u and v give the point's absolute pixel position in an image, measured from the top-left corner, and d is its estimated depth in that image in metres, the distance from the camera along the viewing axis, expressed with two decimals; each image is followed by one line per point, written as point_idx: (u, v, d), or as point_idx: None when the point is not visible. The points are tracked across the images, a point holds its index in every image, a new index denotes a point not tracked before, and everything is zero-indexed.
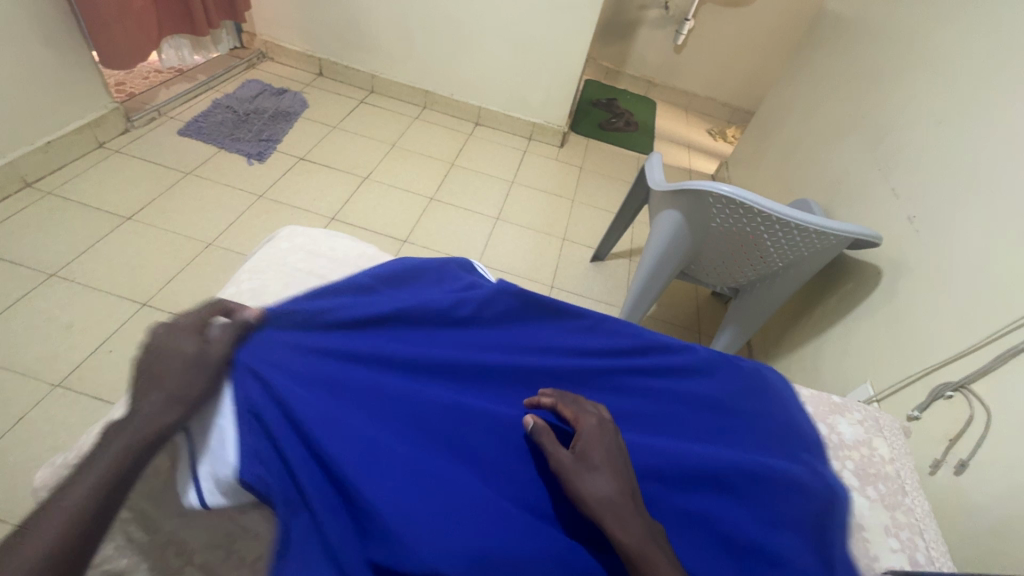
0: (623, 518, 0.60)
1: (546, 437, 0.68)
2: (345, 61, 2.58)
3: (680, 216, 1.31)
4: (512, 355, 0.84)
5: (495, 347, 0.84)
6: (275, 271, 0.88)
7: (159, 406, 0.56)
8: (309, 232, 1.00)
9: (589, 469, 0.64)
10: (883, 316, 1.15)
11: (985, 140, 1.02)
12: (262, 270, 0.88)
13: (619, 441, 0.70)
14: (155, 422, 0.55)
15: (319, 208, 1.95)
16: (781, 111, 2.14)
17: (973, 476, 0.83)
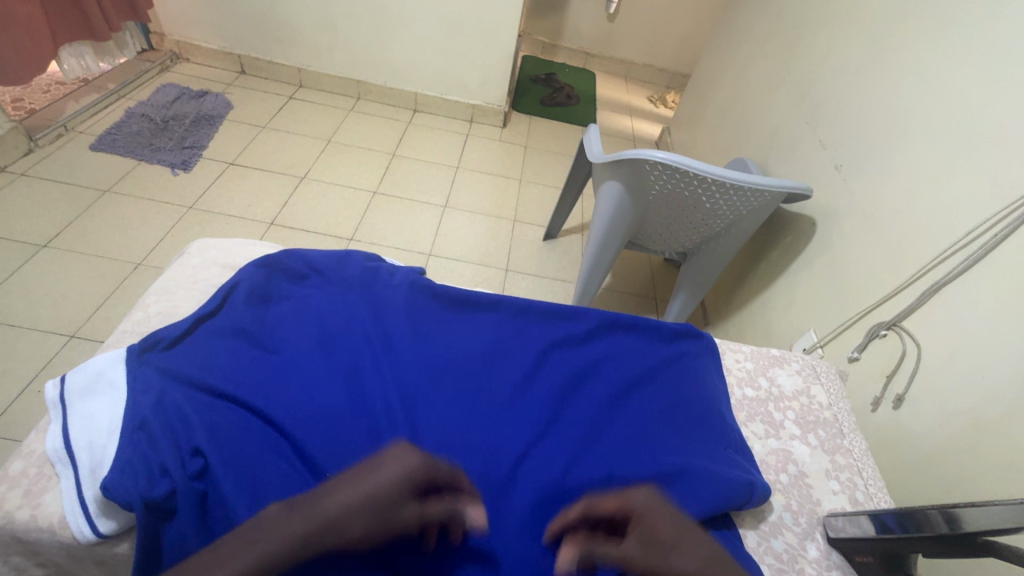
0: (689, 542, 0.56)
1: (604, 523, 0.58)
2: (267, 56, 2.44)
3: (621, 186, 1.31)
4: (414, 341, 0.77)
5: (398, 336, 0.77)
6: (185, 291, 0.82)
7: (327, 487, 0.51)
8: (222, 244, 0.92)
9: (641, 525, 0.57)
10: (821, 264, 1.19)
11: (899, 86, 1.06)
12: (172, 290, 0.82)
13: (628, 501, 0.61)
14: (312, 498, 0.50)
15: (256, 213, 1.86)
16: (714, 72, 2.16)
17: (909, 409, 0.87)
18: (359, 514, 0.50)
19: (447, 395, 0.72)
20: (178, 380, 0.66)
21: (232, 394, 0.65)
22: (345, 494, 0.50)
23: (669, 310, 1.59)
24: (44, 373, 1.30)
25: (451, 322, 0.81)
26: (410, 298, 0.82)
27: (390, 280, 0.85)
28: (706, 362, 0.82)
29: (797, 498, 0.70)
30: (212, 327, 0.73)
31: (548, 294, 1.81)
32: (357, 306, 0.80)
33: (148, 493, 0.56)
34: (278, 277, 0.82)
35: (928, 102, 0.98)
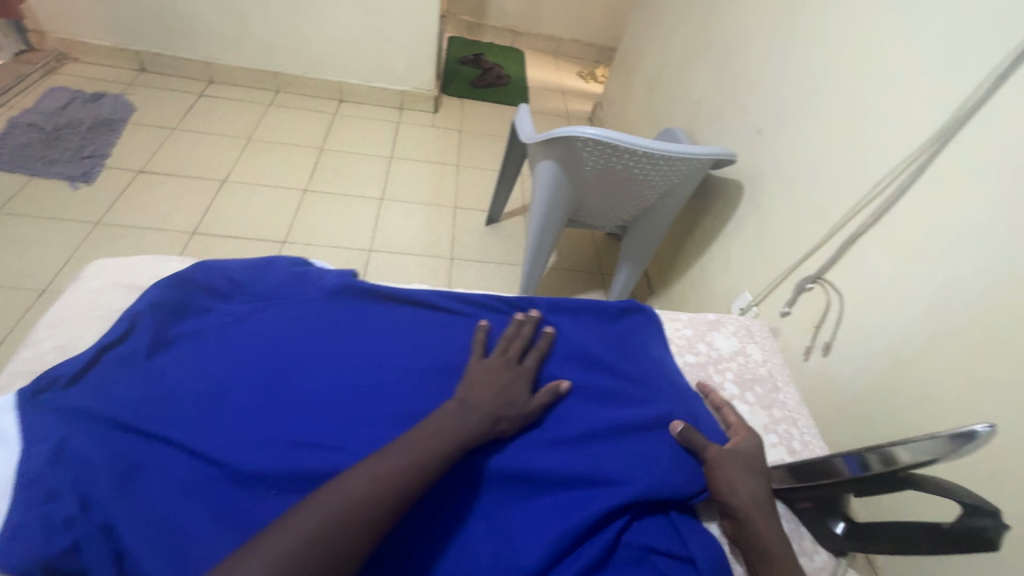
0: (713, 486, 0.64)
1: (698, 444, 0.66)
2: (169, 50, 2.25)
3: (555, 165, 1.30)
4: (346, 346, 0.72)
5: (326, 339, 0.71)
6: (83, 321, 0.74)
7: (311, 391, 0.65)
8: (122, 264, 0.84)
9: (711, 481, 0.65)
10: (751, 225, 1.24)
11: (810, 48, 1.10)
12: (66, 322, 0.74)
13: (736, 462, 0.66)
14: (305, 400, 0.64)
15: (174, 223, 1.73)
16: (639, 44, 2.18)
17: (837, 356, 0.93)
18: (489, 403, 0.64)
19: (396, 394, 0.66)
20: (79, 419, 0.58)
21: (151, 425, 0.58)
22: (478, 391, 0.65)
23: (614, 283, 1.61)
24: None
25: (384, 320, 0.75)
26: (346, 301, 0.76)
27: (320, 284, 0.79)
28: (653, 341, 0.83)
29: None
30: (120, 353, 0.65)
31: (495, 280, 1.79)
32: (288, 314, 0.73)
33: (48, 552, 0.49)
34: (195, 292, 0.74)
35: (836, 63, 1.02)
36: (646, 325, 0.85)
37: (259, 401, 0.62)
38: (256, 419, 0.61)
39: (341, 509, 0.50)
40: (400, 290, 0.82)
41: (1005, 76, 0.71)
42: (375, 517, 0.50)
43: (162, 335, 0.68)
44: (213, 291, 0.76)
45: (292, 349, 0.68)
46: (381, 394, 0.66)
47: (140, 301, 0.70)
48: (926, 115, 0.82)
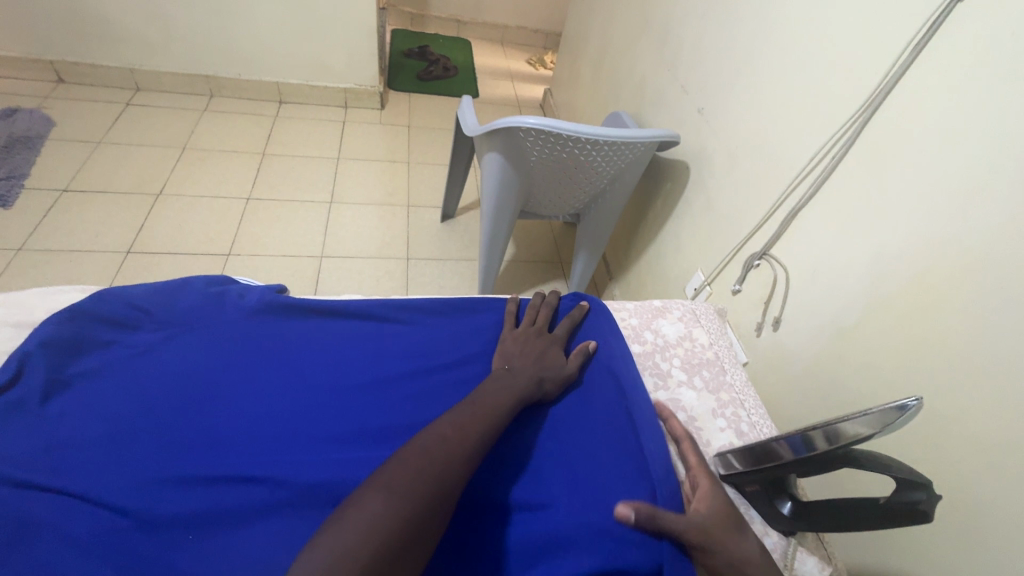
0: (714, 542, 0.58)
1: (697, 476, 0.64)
2: (88, 58, 2.10)
3: (500, 157, 1.27)
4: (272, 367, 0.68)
5: (250, 363, 0.67)
6: None
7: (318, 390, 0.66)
8: (11, 298, 0.74)
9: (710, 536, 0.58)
10: (699, 205, 1.24)
11: (742, 24, 1.10)
12: None
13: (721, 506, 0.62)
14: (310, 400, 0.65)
15: (107, 244, 1.62)
16: (582, 28, 2.16)
17: (786, 330, 0.94)
18: (531, 368, 0.70)
19: (326, 414, 0.64)
20: None
21: (48, 480, 0.54)
22: (518, 360, 0.71)
23: (573, 272, 1.60)
24: None
25: (313, 337, 0.72)
26: (269, 320, 0.73)
27: (241, 304, 0.75)
28: (603, 333, 0.81)
29: None
30: (7, 400, 0.58)
31: (454, 277, 1.76)
32: (206, 340, 0.69)
33: None
34: (95, 324, 0.68)
35: (768, 37, 1.02)
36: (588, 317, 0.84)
37: (174, 438, 0.59)
38: (171, 459, 0.57)
39: (386, 505, 0.48)
40: (329, 302, 0.79)
41: (924, 44, 0.72)
42: (422, 510, 0.50)
43: (56, 376, 0.62)
44: (116, 321, 0.70)
45: (210, 380, 0.65)
46: (313, 418, 0.63)
47: (28, 340, 0.63)
48: (853, 86, 0.82)
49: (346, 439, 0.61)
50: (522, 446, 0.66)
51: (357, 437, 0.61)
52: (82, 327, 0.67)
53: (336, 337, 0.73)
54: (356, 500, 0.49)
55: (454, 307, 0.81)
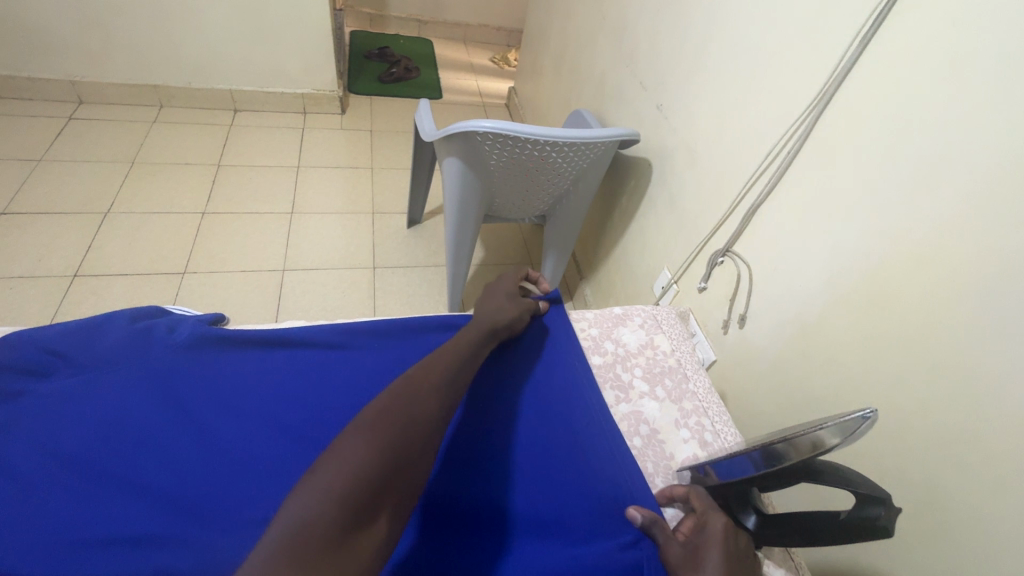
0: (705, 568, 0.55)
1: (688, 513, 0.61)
2: (24, 71, 1.99)
3: (459, 162, 1.24)
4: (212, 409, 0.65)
5: (186, 408, 0.64)
6: None
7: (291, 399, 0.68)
8: None
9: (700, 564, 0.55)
10: (663, 203, 1.23)
11: (696, 19, 1.09)
12: None
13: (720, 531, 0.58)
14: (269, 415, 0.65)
15: (51, 267, 1.54)
16: (543, 24, 2.13)
17: (752, 327, 0.93)
18: (488, 304, 0.78)
19: (268, 459, 0.63)
20: None
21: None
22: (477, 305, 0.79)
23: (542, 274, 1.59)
24: None
25: (255, 373, 0.70)
26: (205, 352, 0.69)
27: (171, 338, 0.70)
28: (560, 347, 0.80)
29: (651, 462, 0.70)
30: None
31: (423, 284, 1.72)
32: (135, 381, 0.65)
33: None
34: (4, 371, 0.62)
35: (721, 32, 1.01)
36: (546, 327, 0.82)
37: (109, 495, 0.57)
38: (107, 517, 0.55)
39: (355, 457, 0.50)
40: (271, 330, 0.74)
41: (873, 36, 0.71)
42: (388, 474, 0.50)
43: None
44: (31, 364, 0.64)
45: (145, 428, 0.62)
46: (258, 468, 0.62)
47: None
48: (806, 80, 0.82)
49: (290, 484, 0.61)
50: (479, 467, 0.65)
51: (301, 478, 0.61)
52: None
53: (280, 371, 0.71)
54: (314, 475, 0.48)
55: (407, 325, 0.77)
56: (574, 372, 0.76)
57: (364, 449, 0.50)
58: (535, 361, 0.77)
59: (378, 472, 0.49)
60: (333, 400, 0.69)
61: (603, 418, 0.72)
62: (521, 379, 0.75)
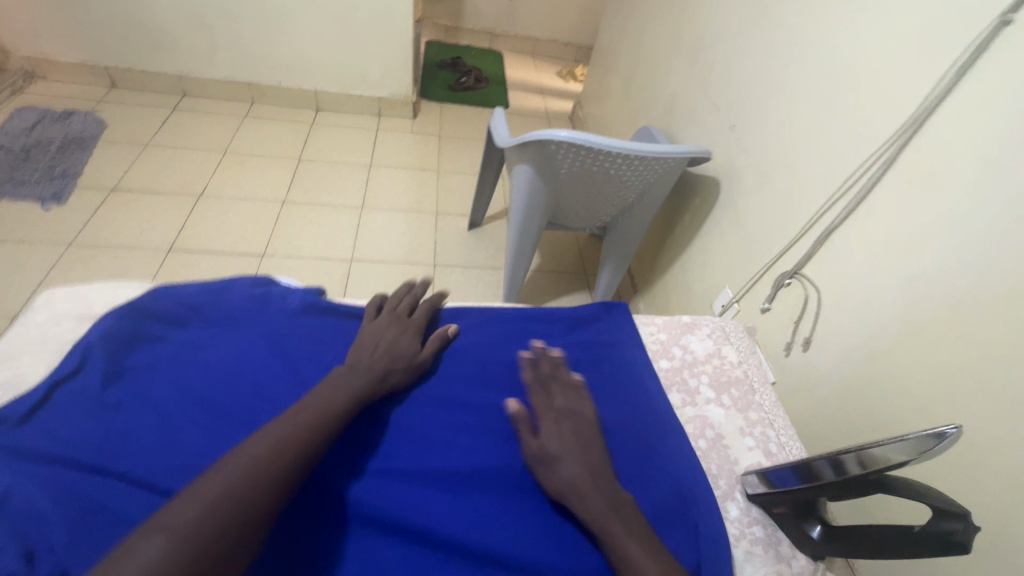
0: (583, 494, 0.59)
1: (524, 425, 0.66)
2: (140, 65, 2.22)
3: (531, 169, 1.29)
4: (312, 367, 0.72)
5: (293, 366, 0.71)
6: (36, 354, 0.70)
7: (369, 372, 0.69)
8: (77, 291, 0.79)
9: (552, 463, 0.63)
10: (729, 222, 1.24)
11: (778, 42, 1.10)
12: (17, 356, 0.69)
13: (578, 436, 0.65)
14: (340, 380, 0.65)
15: (150, 241, 1.70)
16: (614, 42, 2.17)
17: (817, 351, 0.92)
18: (378, 359, 0.70)
19: (352, 418, 0.68)
20: (33, 463, 0.56)
21: (100, 462, 0.57)
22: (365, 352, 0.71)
23: (598, 284, 1.61)
24: None
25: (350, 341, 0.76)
26: (306, 319, 0.78)
27: (282, 305, 0.78)
28: (632, 346, 0.82)
29: (716, 462, 0.71)
30: (74, 390, 0.63)
31: (479, 285, 1.78)
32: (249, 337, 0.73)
33: None
34: (149, 320, 0.72)
35: (803, 57, 1.02)
36: (620, 327, 0.84)
37: None
38: (214, 447, 0.60)
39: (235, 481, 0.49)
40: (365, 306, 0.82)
41: (970, 66, 0.71)
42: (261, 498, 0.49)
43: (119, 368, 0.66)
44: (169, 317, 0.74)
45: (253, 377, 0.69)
46: (349, 424, 0.67)
47: (92, 337, 0.67)
48: (894, 108, 0.81)
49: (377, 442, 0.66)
50: None
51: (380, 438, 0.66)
52: (136, 323, 0.71)
53: None
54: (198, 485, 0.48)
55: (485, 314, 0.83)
56: (644, 371, 0.78)
57: (257, 468, 0.50)
58: (610, 356, 0.80)
59: (288, 482, 0.52)
60: (417, 372, 0.74)
61: (669, 420, 0.72)
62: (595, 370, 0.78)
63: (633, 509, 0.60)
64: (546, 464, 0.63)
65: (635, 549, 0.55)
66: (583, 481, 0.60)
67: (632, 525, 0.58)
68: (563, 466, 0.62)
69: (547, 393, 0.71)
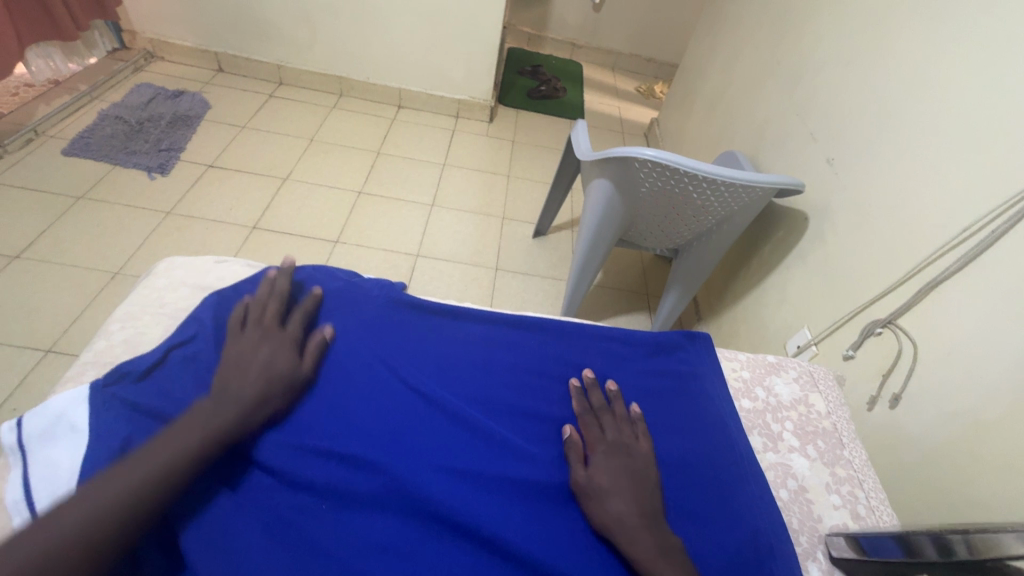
0: (632, 535, 0.57)
1: (576, 453, 0.66)
2: (245, 53, 2.38)
3: (610, 184, 1.28)
4: (394, 359, 0.74)
5: (377, 356, 0.74)
6: (153, 315, 0.77)
7: (259, 385, 0.64)
8: (192, 261, 0.87)
9: (604, 496, 0.61)
10: (814, 260, 1.17)
11: (891, 77, 1.03)
12: (138, 314, 0.77)
13: (636, 472, 0.64)
14: (238, 397, 0.62)
15: (238, 217, 1.81)
16: (703, 62, 2.12)
17: (907, 410, 0.86)
18: (258, 381, 0.64)
19: (424, 412, 0.69)
20: (150, 420, 0.62)
21: None
22: (234, 373, 0.64)
23: (661, 307, 1.57)
24: (23, 388, 1.26)
25: (431, 339, 0.78)
26: (393, 313, 0.80)
27: (372, 298, 0.82)
28: (711, 380, 0.79)
29: (796, 516, 0.67)
30: (185, 353, 0.69)
31: (539, 294, 1.78)
32: (340, 326, 0.77)
33: None
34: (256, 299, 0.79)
35: (922, 95, 0.95)
36: (701, 359, 0.82)
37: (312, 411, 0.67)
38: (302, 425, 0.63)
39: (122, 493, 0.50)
40: (448, 305, 0.84)
41: None
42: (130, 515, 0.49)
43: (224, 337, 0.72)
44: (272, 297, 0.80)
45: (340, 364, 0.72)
46: (423, 419, 0.68)
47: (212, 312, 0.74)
48: None
49: (448, 441, 0.67)
50: None
51: (452, 438, 0.67)
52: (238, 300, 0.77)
53: (451, 342, 0.78)
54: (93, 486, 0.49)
55: (563, 327, 0.83)
56: (722, 406, 0.75)
57: (142, 482, 0.51)
58: (689, 388, 0.77)
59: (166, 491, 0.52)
60: (490, 377, 0.75)
61: (749, 465, 0.69)
62: (671, 399, 0.76)
63: (684, 555, 0.57)
64: (594, 497, 0.61)
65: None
66: (631, 519, 0.58)
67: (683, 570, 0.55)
68: (612, 502, 0.60)
69: (599, 423, 0.70)
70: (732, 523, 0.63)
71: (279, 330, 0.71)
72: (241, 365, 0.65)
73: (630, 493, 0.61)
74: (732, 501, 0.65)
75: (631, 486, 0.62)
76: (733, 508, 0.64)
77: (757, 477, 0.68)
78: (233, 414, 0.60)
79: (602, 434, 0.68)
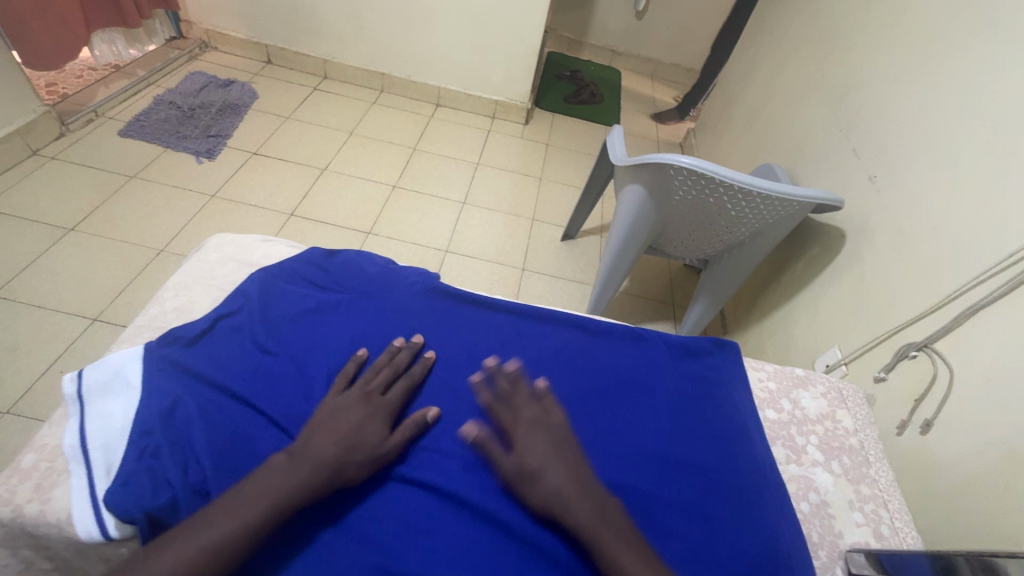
0: (573, 507, 0.58)
1: (489, 445, 0.64)
2: (294, 46, 2.46)
3: (643, 190, 1.28)
4: (426, 345, 0.76)
5: (410, 341, 0.76)
6: (203, 288, 0.82)
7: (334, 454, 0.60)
8: (240, 239, 0.92)
9: (532, 478, 0.61)
10: (849, 279, 1.15)
11: (942, 95, 1.01)
12: (189, 286, 0.82)
13: (550, 445, 0.63)
14: (319, 457, 0.59)
15: (277, 204, 1.87)
16: (745, 73, 2.09)
17: (938, 436, 0.84)
18: (334, 451, 0.60)
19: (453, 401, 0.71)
20: (197, 384, 0.66)
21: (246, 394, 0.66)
22: (321, 435, 0.61)
23: (687, 317, 1.55)
24: (69, 353, 1.33)
25: (462, 328, 0.80)
26: (427, 297, 0.82)
27: (408, 285, 0.85)
28: (737, 389, 0.79)
29: (816, 529, 0.68)
30: (230, 324, 0.74)
31: (565, 296, 1.79)
32: (374, 309, 0.79)
33: (151, 504, 0.57)
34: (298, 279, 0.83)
35: (973, 115, 0.92)
36: (727, 366, 0.82)
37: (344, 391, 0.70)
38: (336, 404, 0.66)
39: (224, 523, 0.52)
40: (481, 296, 0.86)
41: None
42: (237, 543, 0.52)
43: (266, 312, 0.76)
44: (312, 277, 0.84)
45: (372, 344, 0.74)
46: (451, 406, 0.70)
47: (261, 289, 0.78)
48: None
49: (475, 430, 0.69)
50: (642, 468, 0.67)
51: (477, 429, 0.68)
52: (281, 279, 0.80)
53: (481, 332, 0.80)
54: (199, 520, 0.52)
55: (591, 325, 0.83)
56: (746, 415, 0.75)
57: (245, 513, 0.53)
58: (716, 394, 0.77)
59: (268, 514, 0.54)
60: (516, 368, 0.76)
61: (771, 476, 0.69)
62: (696, 403, 0.75)
63: (619, 510, 0.60)
64: (527, 480, 0.61)
65: (629, 558, 0.55)
66: (569, 491, 0.59)
67: (621, 528, 0.58)
68: (546, 480, 0.60)
69: (510, 406, 0.68)
70: (754, 531, 0.63)
71: (370, 401, 0.66)
72: (329, 427, 0.62)
73: (566, 467, 0.61)
74: (754, 510, 0.65)
75: (555, 459, 0.62)
76: (755, 517, 0.64)
77: (777, 488, 0.68)
78: (315, 473, 0.57)
79: (506, 420, 0.66)
